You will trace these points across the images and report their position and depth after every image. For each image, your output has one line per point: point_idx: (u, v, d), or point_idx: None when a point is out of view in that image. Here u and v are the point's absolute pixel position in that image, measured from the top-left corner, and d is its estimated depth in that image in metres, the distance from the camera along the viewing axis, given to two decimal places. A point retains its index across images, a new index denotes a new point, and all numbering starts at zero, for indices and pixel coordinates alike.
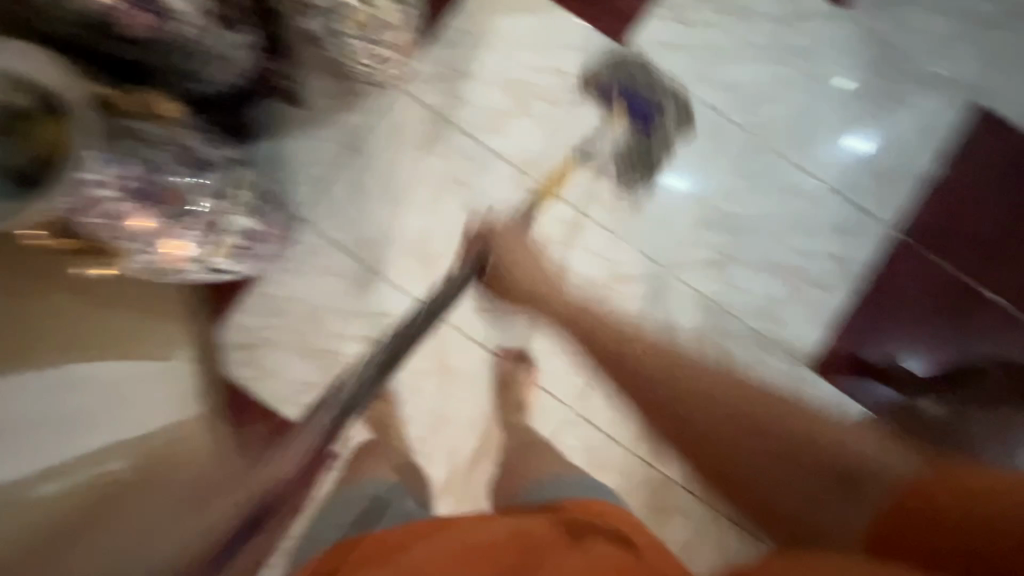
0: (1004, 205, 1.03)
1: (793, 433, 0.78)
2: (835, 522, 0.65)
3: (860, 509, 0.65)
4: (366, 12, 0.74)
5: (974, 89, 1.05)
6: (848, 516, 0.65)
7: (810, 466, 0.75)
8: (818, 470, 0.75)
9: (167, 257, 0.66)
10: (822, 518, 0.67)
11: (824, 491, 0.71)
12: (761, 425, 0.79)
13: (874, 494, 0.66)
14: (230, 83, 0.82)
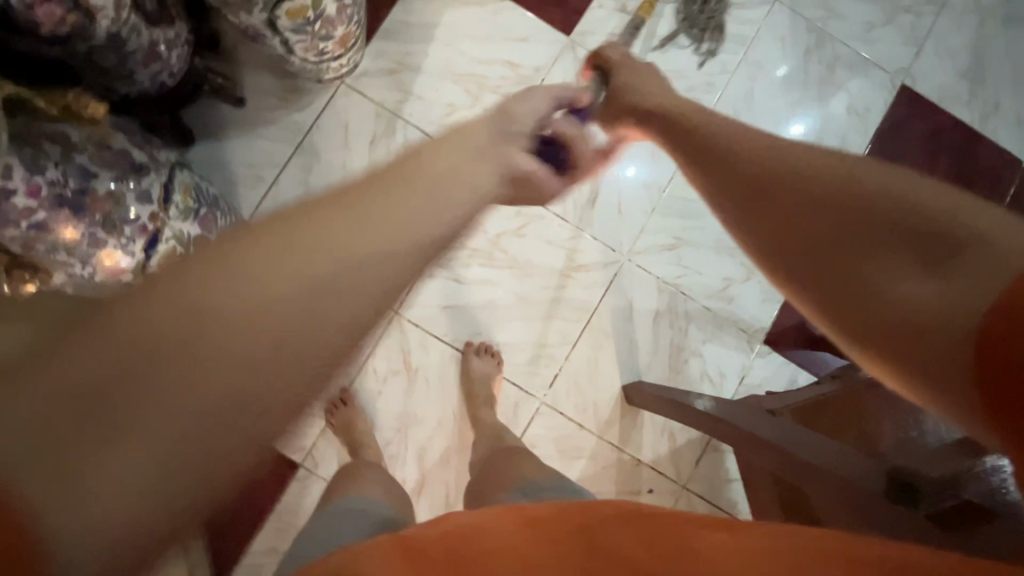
0: (929, 179, 1.10)
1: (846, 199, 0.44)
2: (891, 301, 0.39)
3: (957, 288, 0.35)
4: (305, 4, 0.70)
5: (898, 71, 1.12)
6: (905, 279, 0.38)
7: (855, 216, 0.43)
8: (898, 233, 0.40)
9: (100, 268, 0.61)
10: (899, 293, 0.38)
11: (887, 250, 0.40)
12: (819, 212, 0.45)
13: (992, 266, 0.34)
14: (161, 82, 0.79)
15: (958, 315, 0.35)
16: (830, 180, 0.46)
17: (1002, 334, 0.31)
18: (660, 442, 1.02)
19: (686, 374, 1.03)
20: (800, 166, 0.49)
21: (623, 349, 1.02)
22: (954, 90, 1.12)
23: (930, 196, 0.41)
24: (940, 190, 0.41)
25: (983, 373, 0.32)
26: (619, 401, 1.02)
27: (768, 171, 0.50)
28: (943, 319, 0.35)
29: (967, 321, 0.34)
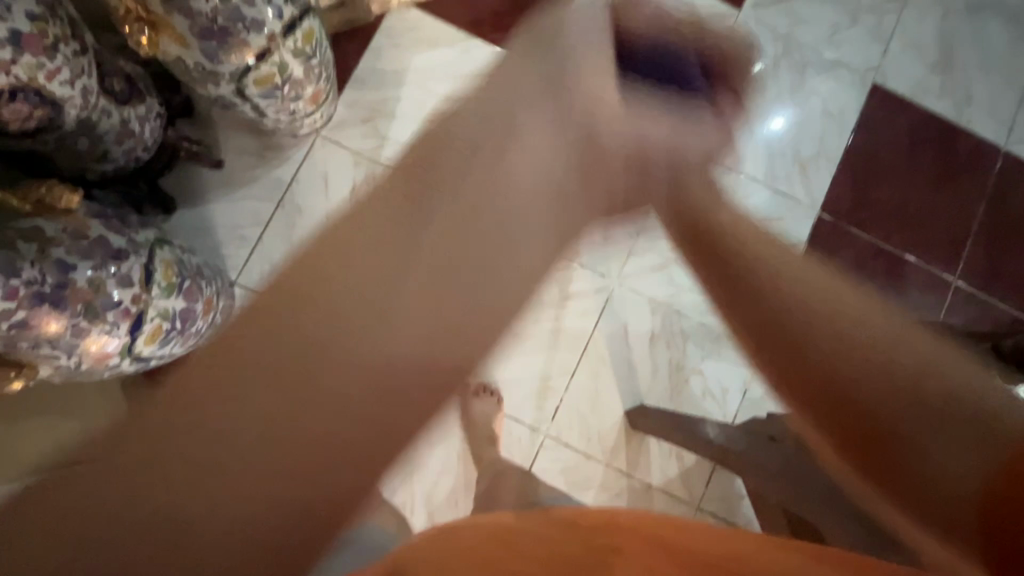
0: (908, 173, 1.11)
1: (897, 393, 0.46)
2: (922, 474, 0.45)
3: (969, 470, 0.43)
4: (272, 71, 0.71)
5: (868, 70, 1.12)
6: (938, 452, 0.44)
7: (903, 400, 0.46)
8: (935, 423, 0.45)
9: (86, 356, 0.61)
10: (935, 473, 0.44)
11: (929, 432, 0.45)
12: (849, 356, 0.48)
13: (972, 420, 0.45)
14: (136, 157, 0.80)
15: (965, 491, 0.44)
16: (843, 316, 0.49)
17: (1007, 495, 0.42)
18: (669, 465, 1.01)
19: (688, 394, 1.02)
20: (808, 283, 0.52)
21: (622, 374, 1.02)
22: (925, 84, 1.13)
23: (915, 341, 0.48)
24: (906, 328, 0.49)
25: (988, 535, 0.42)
26: (623, 426, 1.01)
27: (847, 380, 0.47)
28: (936, 478, 0.45)
29: (975, 492, 0.43)
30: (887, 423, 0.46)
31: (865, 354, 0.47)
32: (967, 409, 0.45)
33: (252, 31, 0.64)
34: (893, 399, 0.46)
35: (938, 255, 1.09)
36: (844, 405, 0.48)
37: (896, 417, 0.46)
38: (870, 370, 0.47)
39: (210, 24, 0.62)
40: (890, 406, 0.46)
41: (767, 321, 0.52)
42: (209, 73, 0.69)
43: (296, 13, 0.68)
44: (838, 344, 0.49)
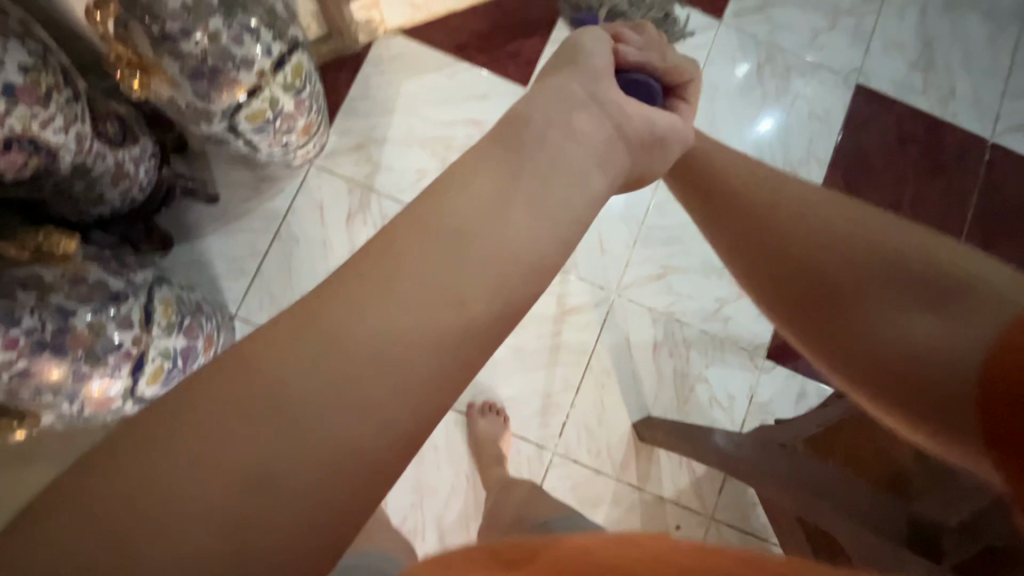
0: (898, 170, 1.12)
1: (838, 244, 0.48)
2: (897, 333, 0.43)
3: (961, 325, 0.40)
4: (263, 106, 0.72)
5: (851, 71, 1.14)
6: (896, 319, 0.44)
7: (867, 258, 0.46)
8: (903, 270, 0.45)
9: (88, 401, 0.61)
10: (890, 325, 0.44)
11: (877, 282, 0.45)
12: (825, 248, 0.48)
13: (991, 314, 0.40)
14: (131, 198, 0.80)
15: (958, 372, 0.39)
16: (813, 216, 0.51)
17: (1012, 396, 0.35)
18: (680, 476, 1.00)
19: (694, 402, 1.02)
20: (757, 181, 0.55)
21: (626, 386, 1.01)
22: (907, 81, 1.14)
23: (905, 237, 0.47)
24: (900, 226, 0.48)
25: (988, 421, 0.36)
26: (631, 439, 1.00)
27: (815, 242, 0.49)
28: (917, 362, 0.42)
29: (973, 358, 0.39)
30: (839, 286, 0.47)
31: (832, 242, 0.48)
32: (938, 277, 0.43)
33: (242, 69, 0.65)
34: (857, 273, 0.46)
35: None
36: (810, 235, 0.49)
37: (847, 265, 0.47)
38: (834, 245, 0.48)
39: (199, 64, 0.63)
40: (823, 253, 0.48)
41: (750, 228, 0.53)
42: (201, 113, 0.70)
43: (284, 48, 0.68)
44: (799, 226, 0.50)
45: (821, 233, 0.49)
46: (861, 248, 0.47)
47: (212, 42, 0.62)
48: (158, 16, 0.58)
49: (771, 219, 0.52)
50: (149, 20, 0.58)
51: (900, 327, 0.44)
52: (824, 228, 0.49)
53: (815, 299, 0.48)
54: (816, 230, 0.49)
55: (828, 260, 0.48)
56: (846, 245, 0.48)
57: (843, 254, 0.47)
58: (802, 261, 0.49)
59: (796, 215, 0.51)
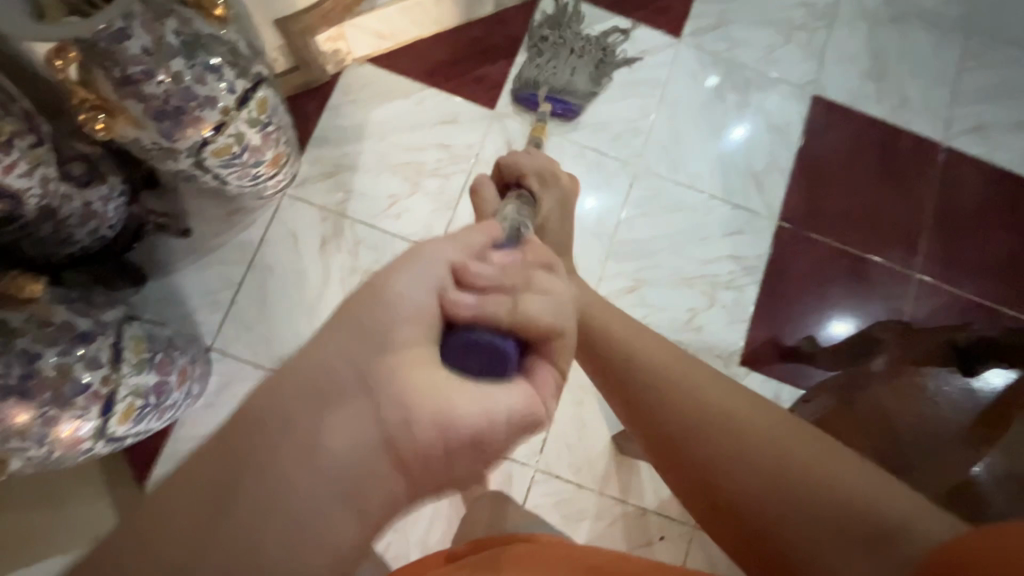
0: (857, 176, 1.16)
1: (782, 484, 0.46)
2: (801, 556, 0.43)
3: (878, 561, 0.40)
4: (229, 142, 0.73)
5: (806, 83, 1.18)
6: (837, 562, 0.41)
7: (804, 487, 0.45)
8: (839, 523, 0.43)
9: (57, 444, 0.60)
10: (801, 541, 0.43)
11: (842, 545, 0.42)
12: (702, 439, 0.51)
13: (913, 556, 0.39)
14: (101, 236, 0.80)
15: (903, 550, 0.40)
16: (730, 413, 0.52)
17: None
18: (662, 487, 1.01)
19: None
20: (686, 375, 0.57)
21: (605, 399, 1.02)
22: (862, 91, 1.19)
23: (868, 486, 0.44)
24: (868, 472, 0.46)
25: None
26: (612, 452, 1.01)
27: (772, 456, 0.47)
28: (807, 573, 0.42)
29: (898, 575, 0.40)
30: (736, 494, 0.48)
31: (762, 465, 0.47)
32: (859, 509, 0.43)
33: (206, 107, 0.67)
34: (779, 501, 0.45)
35: (897, 251, 1.13)
36: (741, 449, 0.49)
37: (753, 468, 0.48)
38: (737, 453, 0.49)
39: (162, 105, 0.64)
40: (747, 473, 0.48)
41: (676, 444, 0.53)
42: (167, 151, 0.71)
43: (248, 86, 0.70)
44: (714, 425, 0.51)
45: (723, 431, 0.51)
46: (746, 436, 0.49)
47: (174, 82, 0.63)
48: (119, 61, 0.59)
49: (730, 432, 0.51)
50: (110, 65, 0.59)
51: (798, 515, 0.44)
52: (767, 451, 0.48)
53: (715, 502, 0.49)
54: (724, 450, 0.50)
55: (744, 484, 0.47)
56: (740, 446, 0.49)
57: (762, 459, 0.48)
58: (733, 448, 0.49)
59: (698, 408, 0.53)
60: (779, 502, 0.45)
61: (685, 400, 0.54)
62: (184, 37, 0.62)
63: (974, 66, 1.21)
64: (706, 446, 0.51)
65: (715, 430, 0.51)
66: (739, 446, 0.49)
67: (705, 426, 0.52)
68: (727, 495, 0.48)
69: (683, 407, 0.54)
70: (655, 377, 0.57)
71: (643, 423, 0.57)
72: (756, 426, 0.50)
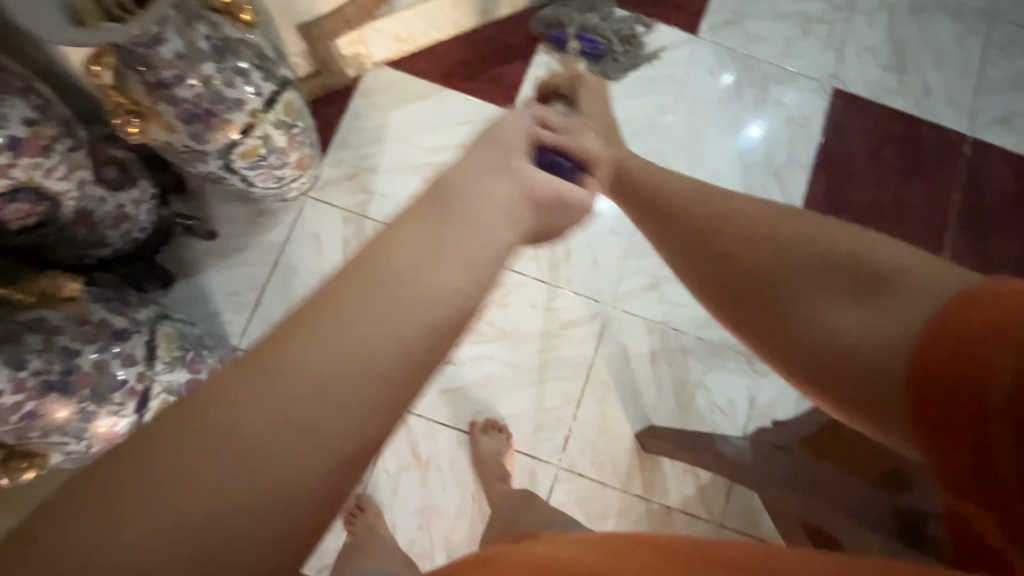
0: (880, 170, 1.14)
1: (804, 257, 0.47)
2: (820, 330, 0.44)
3: (896, 318, 0.39)
4: (257, 144, 0.75)
5: (826, 76, 1.17)
6: (824, 312, 0.44)
7: (834, 266, 0.45)
8: (846, 273, 0.44)
9: (95, 437, 0.64)
10: (821, 313, 0.44)
11: (835, 292, 0.44)
12: (770, 267, 0.49)
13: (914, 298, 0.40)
14: (133, 238, 0.82)
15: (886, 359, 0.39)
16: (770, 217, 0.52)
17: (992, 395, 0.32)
18: (685, 484, 1.00)
19: (694, 409, 1.02)
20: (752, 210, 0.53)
21: (626, 396, 1.02)
22: (883, 83, 1.17)
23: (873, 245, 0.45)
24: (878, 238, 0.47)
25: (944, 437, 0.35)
26: (635, 450, 1.00)
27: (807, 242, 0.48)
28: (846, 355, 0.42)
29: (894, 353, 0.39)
30: (771, 280, 0.48)
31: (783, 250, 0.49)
32: (873, 268, 0.43)
33: (235, 110, 0.69)
34: (817, 276, 0.46)
35: (923, 245, 1.11)
36: (785, 245, 0.49)
37: (801, 263, 0.47)
38: (768, 242, 0.50)
39: (193, 108, 0.66)
40: (788, 259, 0.48)
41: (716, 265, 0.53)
42: (197, 153, 0.73)
43: (274, 88, 0.72)
44: (741, 215, 0.53)
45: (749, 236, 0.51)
46: (782, 230, 0.50)
47: (204, 85, 0.65)
48: (153, 65, 0.61)
49: (784, 248, 0.49)
50: (144, 70, 0.61)
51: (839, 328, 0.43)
52: (805, 253, 0.48)
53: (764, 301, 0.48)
54: (780, 256, 0.48)
55: (780, 285, 0.47)
56: (775, 243, 0.49)
57: (793, 254, 0.48)
58: (772, 261, 0.49)
59: (728, 220, 0.53)
60: (788, 270, 0.47)
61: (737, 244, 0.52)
62: (214, 41, 0.64)
63: (999, 55, 1.19)
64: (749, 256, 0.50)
65: (746, 229, 0.52)
66: (784, 236, 0.49)
67: (724, 210, 0.54)
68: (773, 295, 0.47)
69: (732, 229, 0.53)
70: (684, 201, 0.57)
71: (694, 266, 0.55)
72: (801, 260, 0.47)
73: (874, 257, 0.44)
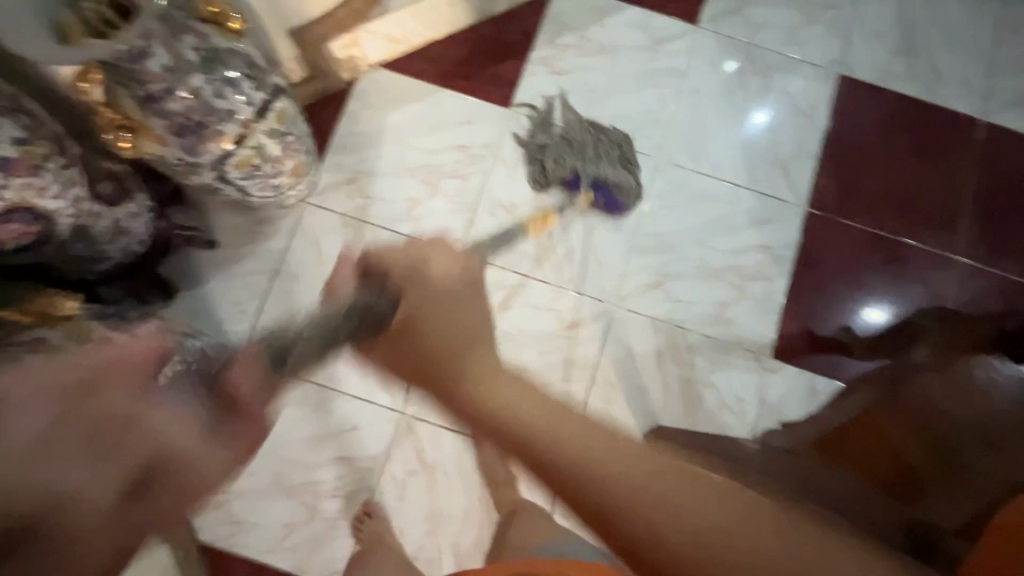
0: (890, 158, 1.11)
1: (653, 498, 0.48)
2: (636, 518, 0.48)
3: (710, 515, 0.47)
4: (250, 154, 0.74)
5: (833, 62, 1.14)
6: (654, 510, 0.48)
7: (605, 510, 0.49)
8: (639, 483, 0.50)
9: None
10: (623, 508, 0.48)
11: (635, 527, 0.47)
12: (608, 486, 0.50)
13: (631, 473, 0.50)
14: (133, 252, 0.83)
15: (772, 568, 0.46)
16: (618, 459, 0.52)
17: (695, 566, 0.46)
18: None
19: (702, 408, 1.01)
20: (584, 436, 0.54)
21: (633, 396, 1.01)
22: (891, 68, 1.14)
23: (622, 461, 0.51)
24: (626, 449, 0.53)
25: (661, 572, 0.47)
26: None
27: (601, 479, 0.51)
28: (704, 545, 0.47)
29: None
30: (645, 543, 0.48)
31: (596, 446, 0.53)
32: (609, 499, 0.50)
33: (226, 121, 0.68)
34: (635, 477, 0.50)
35: (936, 234, 1.09)
36: (598, 491, 0.50)
37: (630, 503, 0.49)
38: (607, 472, 0.50)
39: (185, 121, 0.65)
40: (639, 483, 0.49)
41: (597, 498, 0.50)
42: (190, 166, 0.72)
43: (266, 97, 0.71)
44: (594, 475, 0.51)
45: (588, 476, 0.51)
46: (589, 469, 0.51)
47: (196, 99, 0.64)
48: (141, 80, 0.61)
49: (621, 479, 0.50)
50: (134, 85, 0.61)
51: (634, 490, 0.49)
52: (612, 453, 0.53)
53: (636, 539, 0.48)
54: (643, 488, 0.49)
55: (624, 500, 0.49)
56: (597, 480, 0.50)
57: (611, 464, 0.51)
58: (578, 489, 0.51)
59: (608, 474, 0.51)
60: (609, 498, 0.50)
61: (595, 466, 0.51)
62: (203, 53, 0.63)
63: (1011, 35, 1.15)
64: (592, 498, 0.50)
65: (592, 464, 0.52)
66: (585, 470, 0.51)
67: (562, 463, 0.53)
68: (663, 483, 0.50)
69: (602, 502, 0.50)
70: (569, 467, 0.52)
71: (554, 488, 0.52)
72: (628, 488, 0.49)
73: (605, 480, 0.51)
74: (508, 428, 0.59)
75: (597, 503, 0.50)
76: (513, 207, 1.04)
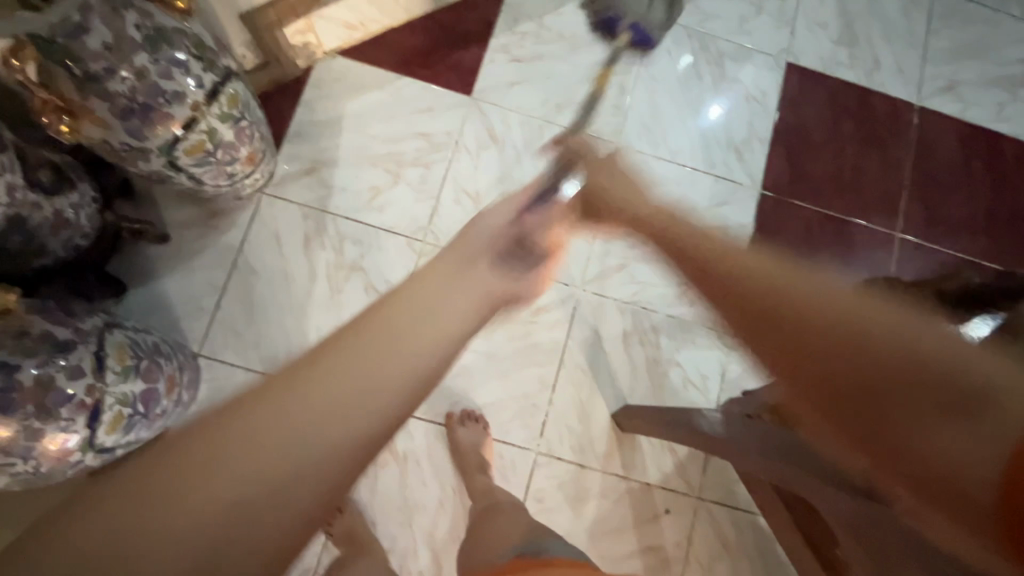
0: (836, 142, 1.16)
1: (866, 354, 0.38)
2: (928, 451, 0.38)
3: (995, 438, 0.37)
4: (201, 139, 0.71)
5: (781, 51, 1.18)
6: (946, 436, 0.37)
7: (917, 383, 0.38)
8: (933, 386, 0.37)
9: (45, 457, 0.60)
10: (928, 442, 0.38)
11: (919, 408, 0.38)
12: (896, 423, 0.38)
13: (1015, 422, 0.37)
14: (77, 246, 0.79)
15: (986, 498, 0.38)
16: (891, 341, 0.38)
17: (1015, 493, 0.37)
18: (664, 461, 1.01)
19: (669, 386, 1.03)
20: (836, 297, 0.41)
21: (602, 377, 1.02)
22: (834, 56, 1.19)
23: (959, 378, 0.37)
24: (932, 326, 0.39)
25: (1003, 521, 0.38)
26: (612, 430, 1.01)
27: (918, 444, 0.38)
28: (962, 479, 0.38)
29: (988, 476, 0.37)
30: (872, 408, 0.38)
31: (855, 354, 0.39)
32: (979, 388, 0.37)
33: (174, 103, 0.65)
34: (883, 365, 0.38)
35: (880, 213, 1.14)
36: (844, 391, 0.39)
37: (924, 465, 0.38)
38: (860, 379, 0.38)
39: (129, 102, 0.62)
40: (885, 390, 0.38)
41: (830, 376, 0.39)
42: (138, 151, 0.69)
43: (217, 79, 0.68)
44: (865, 346, 0.39)
45: (861, 378, 0.38)
46: (857, 334, 0.39)
47: (139, 78, 0.61)
48: (80, 58, 0.57)
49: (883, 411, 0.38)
50: (71, 64, 0.57)
51: (933, 445, 0.38)
52: (862, 314, 0.40)
53: (856, 401, 0.39)
54: (948, 435, 0.37)
55: (908, 432, 0.38)
56: (853, 339, 0.39)
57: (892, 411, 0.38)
58: (858, 387, 0.38)
59: (870, 362, 0.38)
60: (858, 362, 0.38)
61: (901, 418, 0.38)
62: (146, 31, 0.60)
63: (942, 25, 1.23)
64: (886, 443, 0.38)
65: (895, 420, 0.38)
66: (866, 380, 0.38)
67: (844, 325, 0.39)
68: (877, 411, 0.38)
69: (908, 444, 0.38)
70: (843, 364, 0.39)
71: (840, 429, 0.39)
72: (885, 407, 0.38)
73: (961, 357, 0.38)
74: (795, 316, 0.41)
75: (865, 381, 0.38)
76: (477, 194, 1.05)
